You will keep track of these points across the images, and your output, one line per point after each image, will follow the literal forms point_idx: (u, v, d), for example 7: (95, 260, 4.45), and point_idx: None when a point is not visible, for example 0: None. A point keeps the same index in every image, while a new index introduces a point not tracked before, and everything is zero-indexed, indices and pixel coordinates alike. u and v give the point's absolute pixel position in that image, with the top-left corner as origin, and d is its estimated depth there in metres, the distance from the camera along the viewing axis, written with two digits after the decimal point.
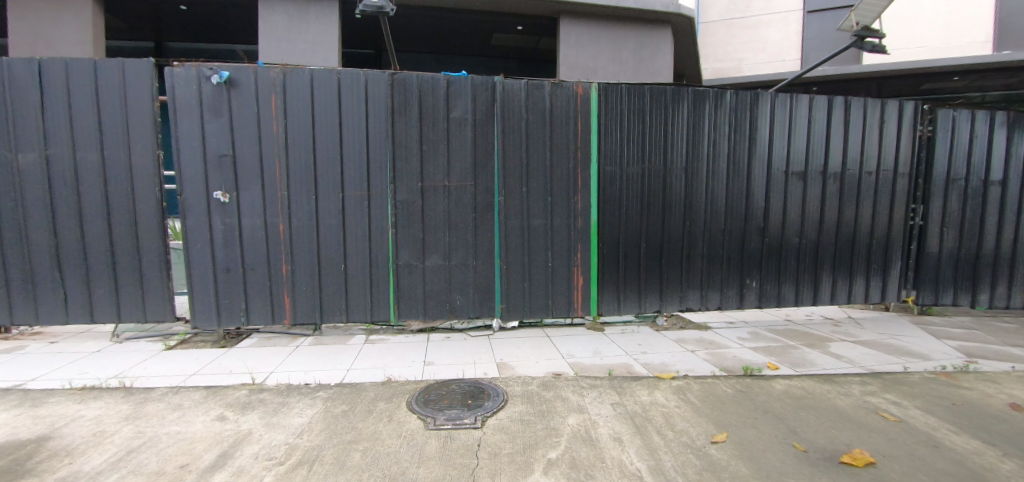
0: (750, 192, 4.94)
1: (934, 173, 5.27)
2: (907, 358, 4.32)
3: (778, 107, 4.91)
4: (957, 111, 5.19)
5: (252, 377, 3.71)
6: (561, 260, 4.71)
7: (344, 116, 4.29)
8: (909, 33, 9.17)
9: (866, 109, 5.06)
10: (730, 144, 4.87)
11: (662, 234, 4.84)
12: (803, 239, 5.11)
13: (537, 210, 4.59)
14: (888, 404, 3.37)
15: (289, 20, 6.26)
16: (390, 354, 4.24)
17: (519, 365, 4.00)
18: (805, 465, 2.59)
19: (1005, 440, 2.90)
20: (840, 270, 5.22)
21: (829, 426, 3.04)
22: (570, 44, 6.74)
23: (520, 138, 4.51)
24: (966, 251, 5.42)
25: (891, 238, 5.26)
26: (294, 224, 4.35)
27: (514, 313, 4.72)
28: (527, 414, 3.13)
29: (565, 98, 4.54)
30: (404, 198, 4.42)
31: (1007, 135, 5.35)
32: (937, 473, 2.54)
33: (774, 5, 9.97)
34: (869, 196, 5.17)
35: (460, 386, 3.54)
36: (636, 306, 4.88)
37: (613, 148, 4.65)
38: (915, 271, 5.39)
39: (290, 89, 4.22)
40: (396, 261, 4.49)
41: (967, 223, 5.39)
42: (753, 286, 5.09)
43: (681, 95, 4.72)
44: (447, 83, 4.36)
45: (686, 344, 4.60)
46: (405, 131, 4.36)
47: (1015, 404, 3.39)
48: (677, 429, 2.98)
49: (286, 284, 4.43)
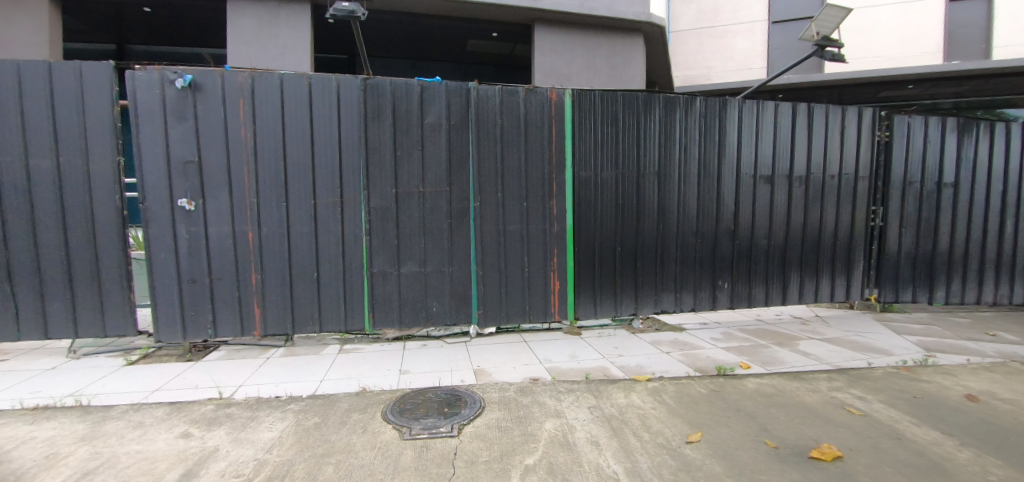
0: (721, 196, 5.07)
1: (892, 175, 5.51)
2: (871, 354, 4.49)
3: (746, 113, 5.06)
4: (912, 117, 5.46)
5: (220, 392, 3.56)
6: (538, 265, 4.72)
7: (316, 121, 4.21)
8: (866, 43, 9.60)
9: (828, 115, 5.27)
10: (701, 149, 4.99)
11: (636, 237, 4.91)
12: (772, 241, 5.25)
13: (513, 215, 4.60)
14: (854, 399, 3.48)
15: (259, 24, 6.13)
16: (365, 364, 4.15)
17: (496, 371, 3.97)
18: (776, 462, 2.64)
19: (961, 430, 3.04)
20: (807, 271, 5.39)
21: (799, 422, 3.12)
22: (543, 51, 6.78)
23: (496, 143, 4.51)
24: (923, 251, 5.68)
25: (854, 238, 5.47)
26: (264, 232, 4.23)
27: (491, 320, 4.70)
28: (505, 420, 3.10)
29: (539, 104, 4.58)
30: (379, 204, 4.36)
31: (957, 140, 5.65)
32: (900, 464, 2.63)
33: (740, 15, 10.32)
34: (832, 199, 5.38)
35: (437, 395, 3.49)
36: (612, 309, 4.93)
37: (587, 153, 4.70)
38: (877, 270, 5.61)
39: (258, 94, 4.12)
40: (370, 269, 4.41)
41: (923, 223, 5.65)
42: (725, 288, 5.20)
43: (653, 102, 4.83)
44: (421, 88, 4.35)
45: (661, 346, 4.67)
46: (378, 137, 4.31)
47: (971, 395, 3.55)
48: (653, 430, 3.00)
49: (256, 294, 4.29)
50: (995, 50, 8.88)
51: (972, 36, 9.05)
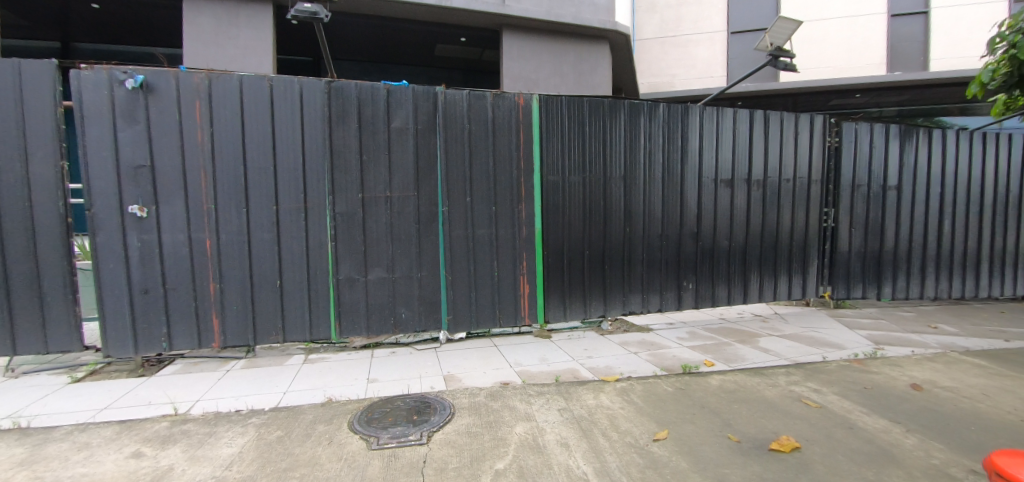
0: (684, 199, 5.22)
1: (842, 179, 5.83)
2: (825, 348, 4.71)
3: (707, 119, 5.25)
4: (858, 124, 5.80)
5: (175, 408, 3.38)
6: (507, 269, 4.72)
7: (277, 125, 4.09)
8: (818, 54, 10.13)
9: (782, 122, 5.53)
10: (664, 154, 5.14)
11: (604, 240, 4.99)
12: (733, 242, 5.45)
13: (481, 220, 4.59)
14: (810, 392, 3.64)
15: (217, 24, 5.89)
16: (331, 373, 4.03)
17: (466, 376, 3.95)
18: (739, 455, 2.73)
19: (907, 417, 3.23)
20: (766, 270, 5.62)
21: (760, 416, 3.23)
22: (512, 56, 6.83)
23: (464, 148, 4.50)
24: (871, 250, 6.02)
25: (808, 239, 5.75)
26: (222, 239, 4.06)
27: (461, 325, 4.67)
28: (475, 426, 3.08)
29: (507, 109, 4.60)
30: (344, 209, 4.26)
31: (899, 146, 6.04)
32: (852, 453, 2.77)
33: (701, 25, 10.71)
34: (788, 202, 5.63)
35: (406, 403, 3.43)
36: (581, 312, 4.99)
37: (555, 157, 4.76)
38: (830, 269, 5.90)
39: (216, 96, 3.96)
40: (336, 276, 4.31)
41: (871, 223, 5.99)
42: (689, 288, 5.36)
43: (618, 108, 4.94)
44: (387, 92, 4.29)
45: (629, 346, 4.76)
46: (343, 141, 4.22)
47: (915, 384, 3.79)
48: (622, 429, 3.05)
49: (214, 304, 4.11)
50: (931, 62, 9.56)
51: (912, 49, 9.71)
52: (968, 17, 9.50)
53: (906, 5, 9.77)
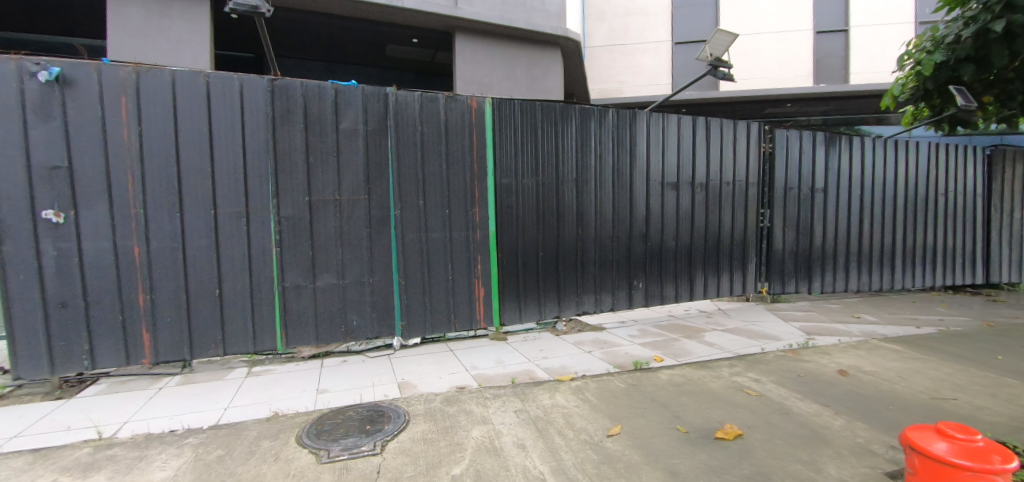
0: (633, 201, 5.42)
1: (776, 182, 6.25)
2: (764, 340, 5.04)
3: (653, 125, 5.48)
4: (789, 132, 6.26)
5: (98, 432, 3.09)
6: (462, 272, 4.70)
7: (215, 124, 3.86)
8: (754, 65, 10.81)
9: (722, 128, 5.87)
10: (614, 158, 5.31)
11: (557, 242, 5.08)
12: (679, 242, 5.71)
13: (435, 223, 4.54)
14: (751, 381, 3.87)
15: (146, 15, 5.47)
16: (278, 386, 3.84)
17: (421, 382, 3.87)
18: (687, 446, 2.86)
19: (835, 401, 3.50)
20: (710, 268, 5.93)
21: (706, 407, 3.40)
22: (465, 59, 6.81)
23: (416, 150, 4.44)
24: (802, 248, 6.51)
25: (747, 238, 6.12)
26: (153, 246, 3.77)
27: (415, 330, 4.60)
28: (431, 432, 3.03)
29: (459, 112, 4.59)
30: (290, 213, 4.08)
31: (825, 152, 6.56)
32: (788, 436, 2.97)
33: (648, 35, 11.17)
34: (728, 204, 5.97)
35: (358, 412, 3.32)
36: (536, 313, 5.05)
37: (508, 160, 4.79)
38: (767, 266, 6.32)
39: (145, 92, 3.68)
40: (282, 283, 4.11)
41: (802, 223, 6.46)
42: (640, 287, 5.55)
43: (569, 113, 5.05)
44: (335, 92, 4.16)
45: (584, 346, 4.87)
46: (288, 142, 4.04)
47: (842, 370, 4.12)
48: (577, 427, 3.11)
49: (144, 317, 3.81)
50: (851, 76, 10.50)
51: (834, 63, 10.61)
52: (880, 36, 10.52)
53: (829, 24, 10.67)
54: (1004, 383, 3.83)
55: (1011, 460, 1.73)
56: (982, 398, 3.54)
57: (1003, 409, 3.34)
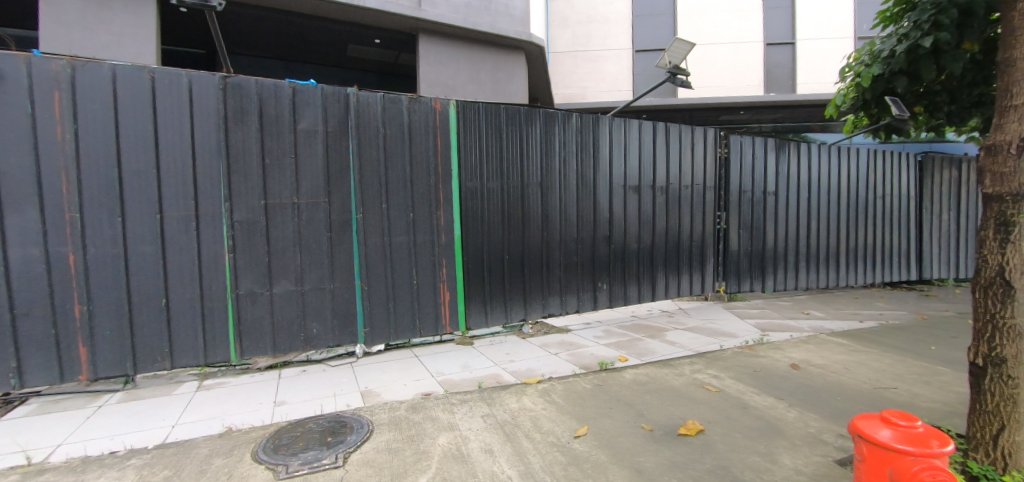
0: (596, 204, 5.51)
1: (731, 185, 6.53)
2: (722, 337, 5.24)
3: (616, 129, 5.61)
4: (742, 138, 6.56)
5: (27, 457, 2.82)
6: (427, 276, 4.63)
7: (161, 123, 3.63)
8: (710, 74, 11.27)
9: (680, 133, 6.08)
10: (578, 161, 5.39)
11: (523, 245, 5.10)
12: (641, 243, 5.86)
13: (398, 227, 4.46)
14: (710, 378, 4.01)
15: (84, 4, 5.09)
16: (232, 400, 3.64)
17: (385, 390, 3.78)
18: (651, 443, 2.92)
19: (787, 393, 3.68)
20: (671, 269, 6.11)
21: (669, 404, 3.49)
22: (429, 61, 6.75)
23: (378, 152, 4.35)
24: (756, 248, 6.82)
25: (705, 239, 6.36)
26: (91, 253, 3.50)
27: (379, 337, 4.50)
28: (395, 441, 2.95)
29: (423, 113, 4.53)
30: (243, 217, 3.89)
31: (775, 157, 6.91)
32: (746, 430, 3.09)
33: (610, 43, 11.45)
34: (687, 206, 6.19)
35: (318, 424, 3.19)
36: (502, 316, 5.05)
37: (473, 163, 4.77)
38: (724, 266, 6.58)
39: (82, 87, 3.42)
40: (235, 291, 3.92)
41: (756, 224, 6.77)
42: (604, 288, 5.65)
43: (533, 116, 5.09)
44: (293, 91, 4.02)
45: (550, 348, 4.90)
46: (242, 143, 3.87)
47: (793, 364, 4.34)
48: (544, 429, 3.11)
49: (81, 330, 3.52)
50: (798, 86, 11.13)
51: (783, 74, 11.22)
52: (823, 49, 11.22)
53: (778, 36, 11.29)
54: (937, 371, 4.15)
55: (949, 442, 1.73)
56: (918, 386, 3.81)
57: (937, 395, 3.60)
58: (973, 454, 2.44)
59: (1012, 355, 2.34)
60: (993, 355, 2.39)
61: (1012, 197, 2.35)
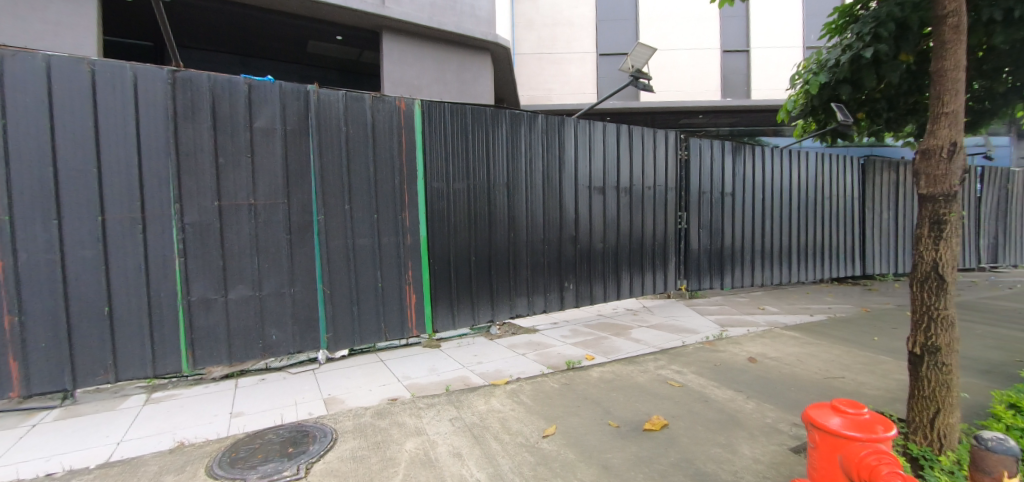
0: (562, 205, 5.58)
1: (691, 187, 6.76)
2: (684, 334, 5.41)
3: (581, 131, 5.69)
4: (701, 141, 6.81)
5: None
6: (392, 279, 4.55)
7: (103, 119, 3.40)
8: (671, 78, 11.64)
9: (643, 136, 6.24)
10: (544, 162, 5.44)
11: (489, 246, 5.09)
12: (606, 243, 5.98)
13: (362, 229, 4.35)
14: (674, 373, 4.14)
15: None
16: (184, 412, 3.44)
17: (350, 397, 3.68)
18: (618, 440, 2.97)
19: (745, 386, 3.84)
20: (635, 268, 6.26)
21: (635, 401, 3.57)
22: (393, 60, 6.62)
23: (340, 152, 4.23)
24: (715, 247, 7.09)
25: (667, 239, 6.55)
26: (22, 260, 3.22)
27: (342, 342, 4.38)
28: (361, 449, 2.88)
29: (386, 113, 4.45)
30: (195, 219, 3.69)
31: (732, 159, 7.21)
32: (707, 422, 3.20)
33: (574, 46, 11.63)
34: (650, 206, 6.36)
35: (278, 435, 3.07)
36: (470, 318, 5.02)
37: (439, 164, 4.72)
38: (685, 265, 6.80)
39: (10, 78, 3.14)
40: (187, 298, 3.71)
41: (715, 224, 7.04)
42: (570, 288, 5.72)
43: (499, 117, 5.09)
44: (248, 87, 3.85)
45: (518, 348, 4.91)
46: (194, 141, 3.67)
47: (750, 357, 4.54)
48: (512, 431, 3.11)
49: (11, 343, 3.24)
50: (752, 92, 11.67)
51: (738, 80, 11.74)
52: (775, 57, 11.81)
53: (733, 44, 11.79)
54: (879, 360, 4.44)
55: (893, 427, 1.78)
56: (863, 374, 4.07)
57: (880, 383, 3.86)
58: (913, 436, 2.63)
59: (945, 343, 2.54)
60: (929, 344, 2.58)
61: (944, 197, 2.54)
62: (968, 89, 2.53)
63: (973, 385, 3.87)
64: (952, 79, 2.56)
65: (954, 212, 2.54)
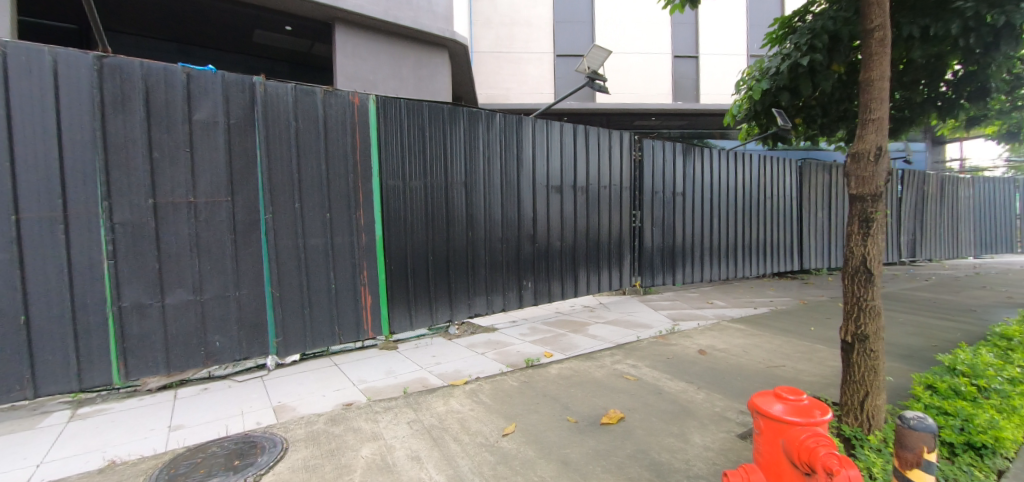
0: (520, 204, 5.61)
1: (645, 186, 6.99)
2: (638, 329, 5.59)
3: (539, 131, 5.75)
4: (654, 143, 7.06)
5: None
6: (346, 280, 4.41)
7: (15, 106, 3.06)
8: (626, 81, 11.96)
9: (599, 136, 6.38)
10: (502, 161, 5.45)
11: (447, 245, 5.03)
12: (564, 241, 6.06)
13: (313, 228, 4.19)
14: (629, 367, 4.26)
15: None
16: (116, 428, 3.18)
17: (302, 404, 3.53)
18: (576, 434, 3.02)
19: (695, 377, 4.02)
20: (592, 265, 6.40)
21: (593, 396, 3.65)
22: (346, 54, 6.39)
23: (289, 148, 4.05)
24: (667, 244, 7.36)
25: (622, 237, 6.74)
26: None
27: (293, 347, 4.20)
28: (314, 458, 2.76)
29: (339, 108, 4.30)
30: (126, 218, 3.41)
31: (683, 160, 7.52)
32: (661, 413, 3.32)
33: (531, 46, 11.72)
34: (606, 205, 6.52)
35: (223, 447, 2.89)
36: (428, 318, 4.95)
37: (394, 162, 4.62)
38: (640, 262, 7.02)
39: None
40: (117, 303, 3.42)
41: (667, 222, 7.31)
42: (529, 286, 5.76)
43: (456, 115, 5.05)
44: (187, 76, 3.60)
45: (477, 348, 4.90)
46: (124, 133, 3.39)
47: (700, 350, 4.76)
48: (472, 431, 3.09)
49: None
50: (701, 96, 12.23)
51: (688, 84, 12.27)
52: (722, 63, 12.41)
53: (684, 50, 12.29)
54: (815, 349, 4.78)
55: (828, 411, 1.89)
56: (801, 362, 4.37)
57: (815, 370, 4.15)
58: (845, 418, 2.85)
59: (872, 331, 2.76)
60: (858, 332, 2.80)
61: (871, 197, 2.76)
62: (891, 98, 2.75)
63: (895, 368, 4.25)
64: (879, 88, 2.78)
65: (879, 210, 2.77)
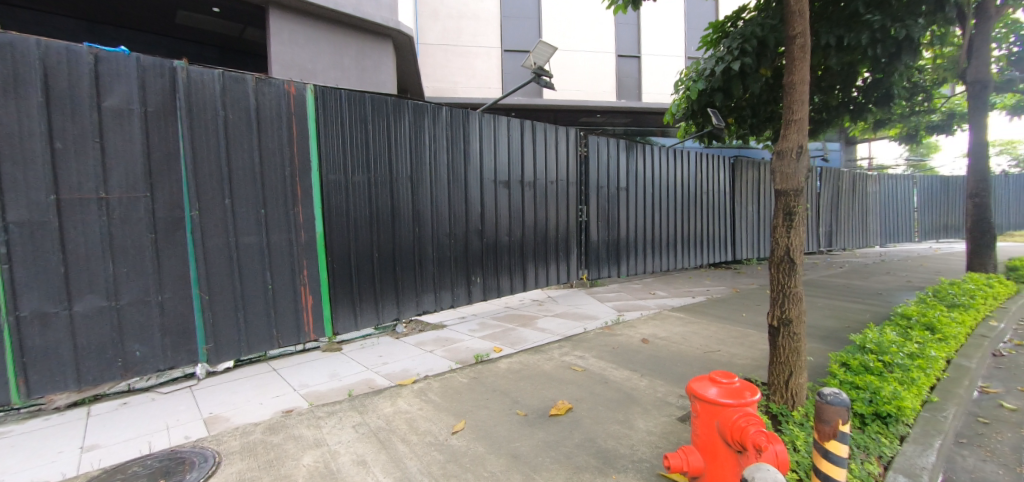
0: (468, 199, 5.56)
1: (591, 181, 7.16)
2: (585, 320, 5.75)
3: (486, 125, 5.73)
4: (599, 139, 7.24)
5: None
6: (285, 280, 4.19)
7: None
8: (574, 78, 12.18)
9: (546, 132, 6.46)
10: (449, 156, 5.38)
11: (393, 242, 4.91)
12: (513, 236, 6.10)
13: (247, 226, 3.94)
14: (577, 359, 4.37)
15: None
16: (16, 453, 2.82)
17: (236, 414, 3.31)
18: (525, 428, 3.06)
19: (639, 365, 4.18)
20: (540, 259, 6.49)
21: (542, 388, 3.70)
22: (281, 40, 6.02)
23: (216, 139, 3.77)
24: (612, 238, 7.61)
25: (569, 231, 6.88)
26: None
27: (225, 354, 3.93)
28: (250, 470, 2.59)
29: (274, 97, 4.05)
30: (22, 217, 3.01)
31: (626, 157, 7.78)
32: (607, 402, 3.43)
33: (479, 40, 11.64)
34: (553, 199, 6.62)
35: (145, 466, 2.66)
36: (373, 317, 4.80)
37: (335, 155, 4.42)
38: (586, 255, 7.21)
39: None
40: (13, 313, 3.02)
41: (611, 216, 7.55)
42: (478, 282, 5.74)
43: (401, 108, 4.91)
44: (95, 58, 3.24)
45: (425, 346, 4.82)
46: (16, 120, 2.99)
47: (643, 339, 4.96)
48: (421, 431, 3.04)
49: None
50: (644, 95, 12.73)
51: (631, 83, 12.74)
52: (663, 64, 12.97)
53: (628, 49, 12.72)
54: (746, 333, 5.13)
55: (757, 392, 2.04)
56: (734, 347, 4.67)
57: (746, 353, 4.46)
58: (773, 397, 3.08)
59: (794, 316, 3.00)
60: (783, 317, 3.02)
61: (793, 192, 2.98)
62: (810, 101, 2.99)
63: (815, 349, 4.65)
64: (799, 91, 3.00)
65: (800, 204, 3.00)
